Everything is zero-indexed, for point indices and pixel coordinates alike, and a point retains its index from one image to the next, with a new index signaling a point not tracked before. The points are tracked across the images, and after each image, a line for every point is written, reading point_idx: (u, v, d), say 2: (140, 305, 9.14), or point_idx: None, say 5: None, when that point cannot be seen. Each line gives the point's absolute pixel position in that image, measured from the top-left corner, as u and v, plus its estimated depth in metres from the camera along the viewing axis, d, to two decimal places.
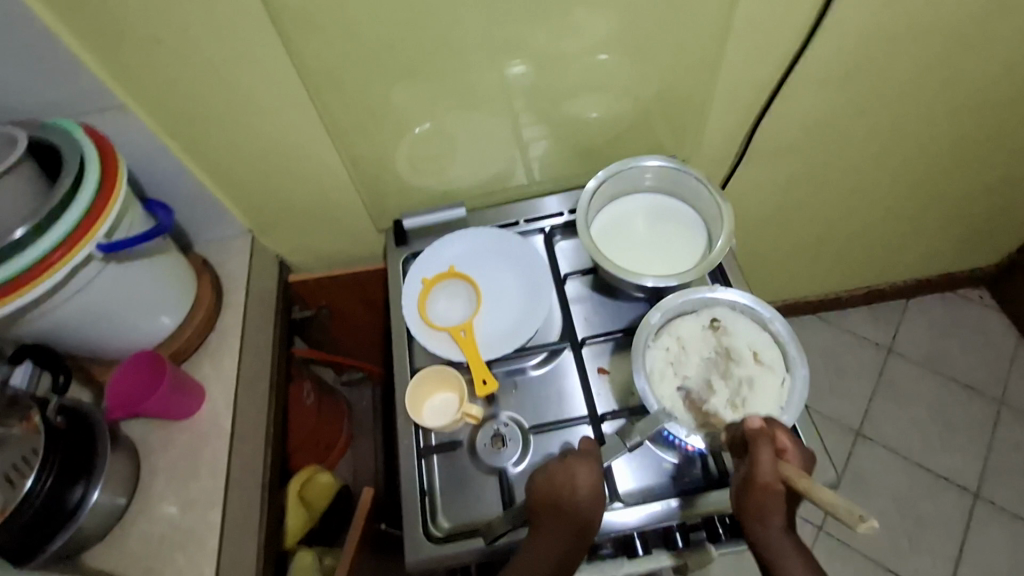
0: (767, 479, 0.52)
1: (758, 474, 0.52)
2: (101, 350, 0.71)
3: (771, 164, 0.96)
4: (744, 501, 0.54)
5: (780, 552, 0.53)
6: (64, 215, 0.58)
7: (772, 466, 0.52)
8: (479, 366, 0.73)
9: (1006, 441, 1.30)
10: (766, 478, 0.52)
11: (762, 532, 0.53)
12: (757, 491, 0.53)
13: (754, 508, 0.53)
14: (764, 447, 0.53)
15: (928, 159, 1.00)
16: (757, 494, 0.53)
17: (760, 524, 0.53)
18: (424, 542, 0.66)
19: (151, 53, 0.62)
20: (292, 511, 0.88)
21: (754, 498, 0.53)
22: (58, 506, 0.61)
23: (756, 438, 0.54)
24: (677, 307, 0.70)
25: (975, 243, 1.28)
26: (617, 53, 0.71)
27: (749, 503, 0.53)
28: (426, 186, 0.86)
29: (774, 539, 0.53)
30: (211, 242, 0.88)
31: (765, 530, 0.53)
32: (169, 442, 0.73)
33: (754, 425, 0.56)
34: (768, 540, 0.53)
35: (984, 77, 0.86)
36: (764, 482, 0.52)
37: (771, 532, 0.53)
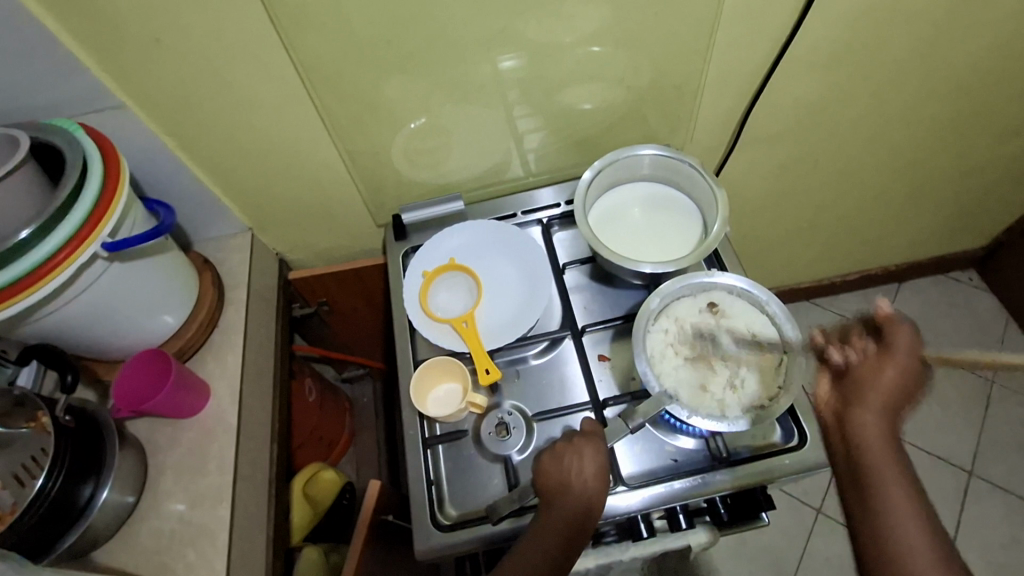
0: (894, 361, 0.53)
1: (898, 353, 0.53)
2: (105, 349, 0.72)
3: (762, 151, 0.97)
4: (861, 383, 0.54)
5: (880, 448, 0.52)
6: (68, 215, 0.58)
7: (908, 354, 0.53)
8: (481, 355, 0.74)
9: (999, 419, 1.33)
10: (895, 361, 0.53)
11: (868, 417, 0.53)
12: (887, 371, 0.53)
13: (876, 389, 0.53)
14: (900, 331, 0.54)
15: (916, 143, 1.02)
16: (891, 377, 0.53)
17: (864, 409, 0.53)
18: (433, 530, 0.67)
19: (147, 52, 0.62)
20: (297, 508, 0.90)
21: (879, 379, 0.53)
22: (69, 504, 0.61)
23: (894, 328, 0.54)
24: (675, 292, 0.71)
25: (964, 226, 1.30)
26: (609, 44, 0.72)
27: (869, 385, 0.53)
28: (424, 181, 0.87)
29: (874, 429, 0.52)
30: (211, 241, 0.88)
31: (872, 417, 0.53)
32: (175, 439, 0.74)
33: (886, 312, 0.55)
34: (867, 427, 0.53)
35: (968, 61, 0.87)
36: (900, 366, 0.53)
37: (875, 420, 0.52)
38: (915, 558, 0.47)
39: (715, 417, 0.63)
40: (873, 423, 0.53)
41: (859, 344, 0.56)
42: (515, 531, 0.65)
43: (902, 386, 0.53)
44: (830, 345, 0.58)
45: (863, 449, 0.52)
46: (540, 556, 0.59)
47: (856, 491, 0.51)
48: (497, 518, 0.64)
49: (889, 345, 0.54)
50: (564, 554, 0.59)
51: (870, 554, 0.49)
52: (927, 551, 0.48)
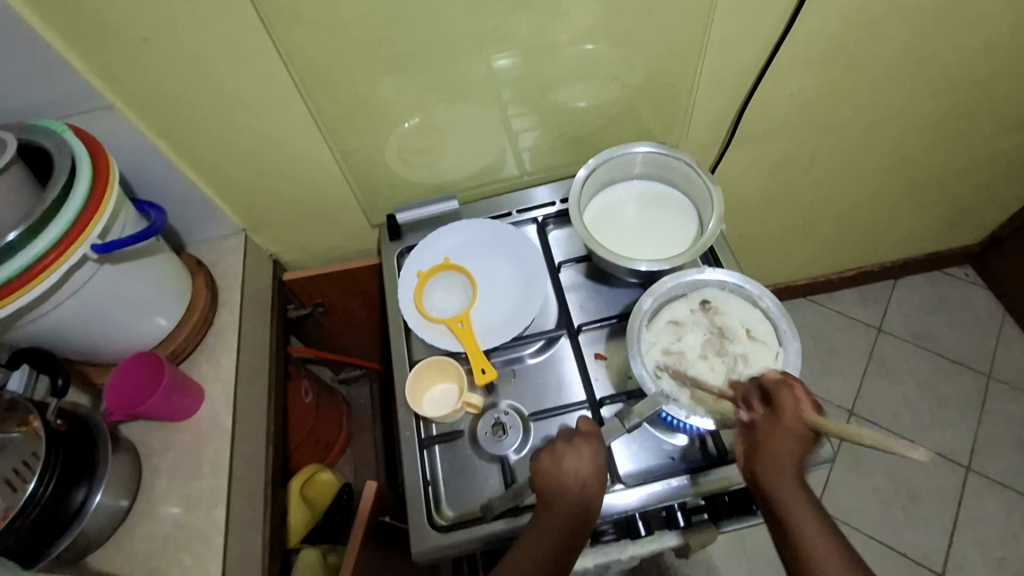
0: (784, 420, 0.56)
1: (786, 415, 0.56)
2: (98, 352, 0.71)
3: (758, 148, 0.97)
4: (760, 445, 0.56)
5: (793, 509, 0.54)
6: (58, 215, 0.58)
7: (796, 411, 0.56)
8: (477, 355, 0.73)
9: (995, 414, 1.33)
10: (788, 424, 0.55)
11: (774, 480, 0.55)
12: (780, 433, 0.55)
13: (777, 450, 0.55)
14: (786, 392, 0.57)
15: (912, 139, 1.02)
16: (786, 436, 0.55)
17: (773, 472, 0.55)
18: (430, 532, 0.66)
19: (137, 52, 0.62)
20: (294, 510, 0.89)
21: (777, 441, 0.56)
22: (62, 508, 0.61)
23: (778, 387, 0.57)
24: (669, 291, 0.71)
25: (960, 222, 1.30)
26: (603, 42, 0.72)
27: (770, 446, 0.56)
28: (418, 180, 0.86)
29: (785, 492, 0.54)
30: (204, 243, 0.88)
31: (780, 478, 0.55)
32: (169, 442, 0.73)
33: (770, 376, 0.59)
34: (777, 491, 0.55)
35: (962, 57, 0.87)
36: (791, 425, 0.55)
37: (780, 480, 0.55)
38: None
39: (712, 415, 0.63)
40: (780, 483, 0.55)
41: (757, 408, 0.59)
42: (512, 530, 0.65)
43: (799, 443, 0.55)
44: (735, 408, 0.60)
45: (778, 515, 0.54)
46: (539, 557, 0.58)
47: (786, 556, 0.53)
48: (491, 516, 0.65)
49: (778, 408, 0.56)
50: (563, 554, 0.59)
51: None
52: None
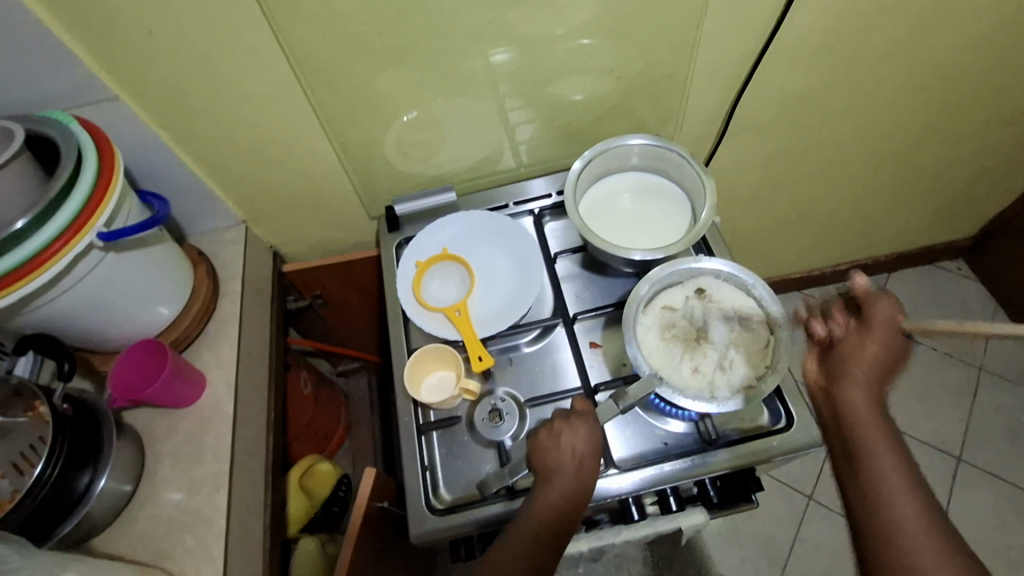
0: (873, 335, 0.57)
1: (879, 328, 0.57)
2: (102, 340, 0.73)
3: (751, 142, 0.98)
4: (846, 356, 0.58)
5: (867, 417, 0.56)
6: (65, 205, 0.59)
7: (887, 331, 0.57)
8: (474, 343, 0.75)
9: (986, 406, 1.35)
10: (879, 337, 0.57)
11: (856, 391, 0.56)
12: (869, 347, 0.57)
13: (861, 362, 0.57)
14: (882, 308, 0.58)
15: (904, 133, 1.04)
16: (874, 352, 0.57)
17: (855, 386, 0.56)
18: (428, 515, 0.68)
19: (141, 43, 0.63)
20: (293, 499, 0.91)
21: (863, 354, 0.57)
22: (68, 491, 0.62)
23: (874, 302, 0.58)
24: (664, 278, 0.72)
25: (951, 216, 1.32)
26: (598, 37, 0.73)
27: (855, 358, 0.57)
28: (416, 173, 0.88)
29: (862, 403, 0.56)
30: (205, 234, 0.89)
31: (861, 388, 0.56)
32: (172, 429, 0.74)
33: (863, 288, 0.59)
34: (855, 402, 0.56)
35: (952, 52, 0.89)
36: (879, 340, 0.57)
37: (861, 390, 0.56)
38: (907, 518, 0.51)
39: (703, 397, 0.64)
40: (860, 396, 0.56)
41: (843, 320, 0.60)
42: (508, 513, 0.66)
43: (884, 360, 0.57)
44: (813, 319, 0.62)
45: (850, 421, 0.56)
46: (539, 530, 0.60)
47: (852, 461, 0.55)
48: (485, 493, 0.65)
49: (873, 321, 0.57)
50: (560, 526, 0.60)
51: (867, 519, 0.52)
52: (915, 513, 0.51)
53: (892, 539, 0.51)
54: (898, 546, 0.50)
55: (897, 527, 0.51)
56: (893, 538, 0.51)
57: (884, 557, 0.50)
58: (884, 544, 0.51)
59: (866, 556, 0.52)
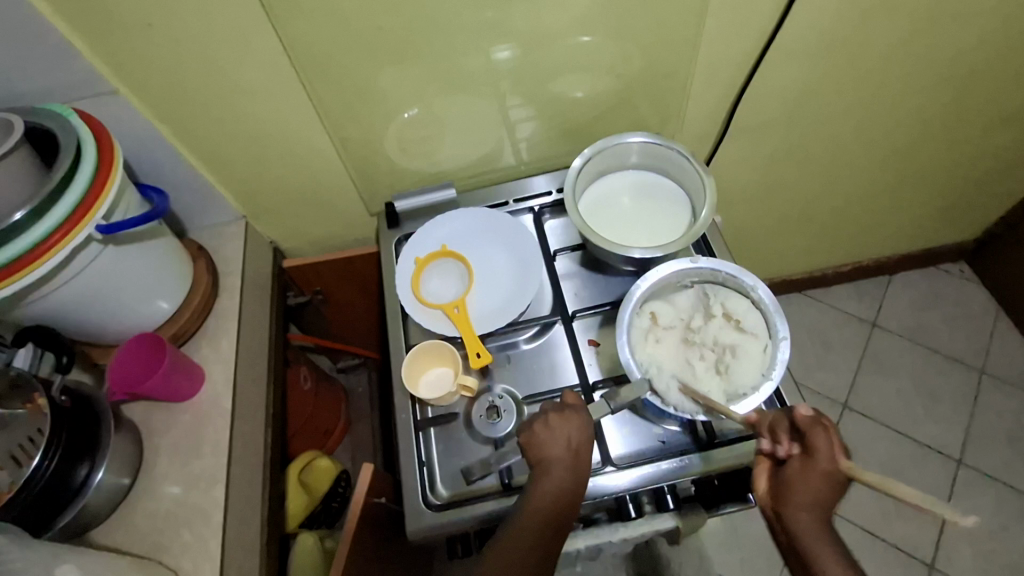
0: (818, 460, 0.54)
1: (818, 459, 0.54)
2: (101, 333, 0.73)
3: (753, 141, 0.98)
4: (789, 484, 0.55)
5: (818, 548, 0.52)
6: (63, 197, 0.59)
7: (833, 457, 0.54)
8: (472, 340, 0.75)
9: (988, 409, 1.34)
10: (819, 466, 0.53)
11: (798, 516, 0.54)
12: (811, 476, 0.54)
13: (804, 491, 0.54)
14: (820, 437, 0.54)
15: (906, 133, 1.03)
16: (813, 484, 0.54)
17: (802, 515, 0.53)
18: (425, 511, 0.68)
19: (141, 38, 0.63)
20: (292, 495, 0.92)
21: (808, 485, 0.54)
22: (65, 483, 0.62)
23: (812, 429, 0.55)
24: (663, 278, 0.72)
25: (954, 217, 1.31)
26: (599, 35, 0.73)
27: (797, 486, 0.54)
28: (417, 170, 0.88)
29: (810, 534, 0.53)
30: (205, 229, 0.89)
31: (807, 517, 0.53)
32: (170, 422, 0.75)
33: (804, 416, 0.56)
34: (800, 526, 0.53)
35: (956, 51, 0.88)
36: (823, 468, 0.53)
37: (807, 519, 0.53)
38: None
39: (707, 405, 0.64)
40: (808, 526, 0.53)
41: (788, 446, 0.57)
42: (506, 509, 0.66)
43: (832, 485, 0.54)
44: (760, 434, 0.59)
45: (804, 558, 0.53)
46: (541, 525, 0.60)
47: None
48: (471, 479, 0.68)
49: (812, 449, 0.54)
50: (560, 517, 0.60)
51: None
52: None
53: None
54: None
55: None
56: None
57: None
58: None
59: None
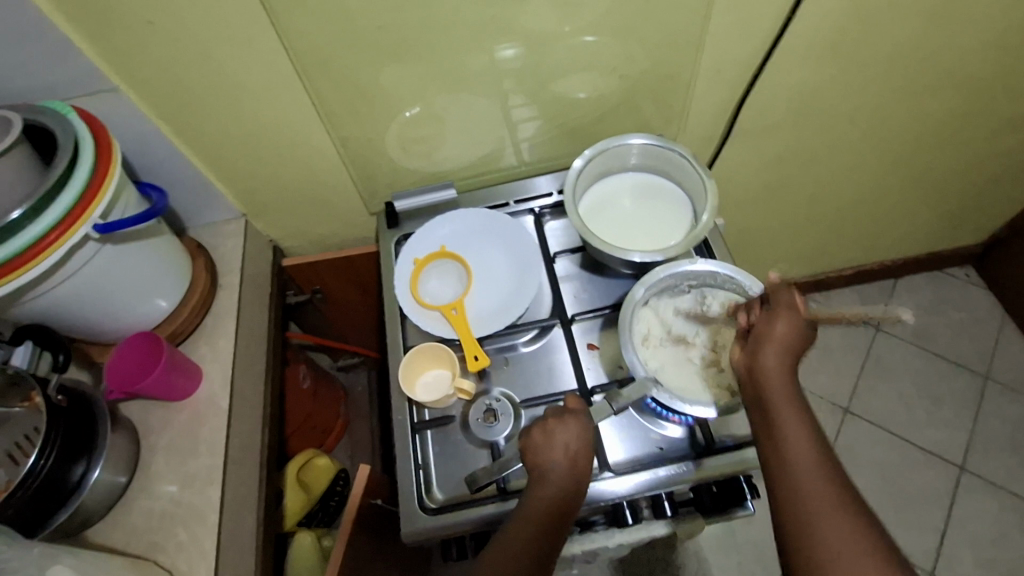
0: (784, 311, 0.59)
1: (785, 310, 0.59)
2: (99, 332, 0.73)
3: (757, 143, 0.97)
4: (761, 338, 0.58)
5: (785, 398, 0.55)
6: (59, 196, 0.58)
7: (795, 315, 0.59)
8: (470, 342, 0.74)
9: (991, 415, 1.33)
10: (785, 316, 0.59)
11: (770, 364, 0.57)
12: (779, 330, 0.58)
13: (774, 341, 0.58)
14: (784, 293, 0.60)
15: (914, 136, 1.02)
16: (783, 331, 0.58)
17: (766, 356, 0.57)
18: (419, 514, 0.67)
19: (142, 35, 0.63)
20: (291, 492, 0.91)
21: (777, 333, 0.58)
22: (62, 481, 0.62)
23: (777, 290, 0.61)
24: (662, 281, 0.71)
25: (961, 221, 1.30)
26: (603, 34, 0.72)
27: (767, 337, 0.58)
28: (417, 169, 0.87)
29: (774, 377, 0.56)
30: (205, 227, 0.89)
31: (778, 365, 0.57)
32: (168, 421, 0.74)
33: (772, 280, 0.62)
34: (771, 373, 0.57)
35: (966, 54, 0.87)
36: (789, 321, 0.58)
37: (777, 369, 0.57)
38: (815, 493, 0.50)
39: (714, 404, 0.63)
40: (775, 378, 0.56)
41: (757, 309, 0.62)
42: (501, 514, 0.66)
43: (795, 340, 0.58)
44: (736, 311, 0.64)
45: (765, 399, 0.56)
46: (536, 532, 0.59)
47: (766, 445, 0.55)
48: (476, 488, 0.65)
49: (778, 305, 0.60)
50: (556, 523, 0.60)
51: (782, 498, 0.51)
52: (823, 491, 0.50)
53: (804, 514, 0.50)
54: (810, 520, 0.49)
55: (809, 503, 0.50)
56: (804, 514, 0.49)
57: (800, 540, 0.49)
58: (802, 528, 0.49)
59: (788, 539, 0.50)
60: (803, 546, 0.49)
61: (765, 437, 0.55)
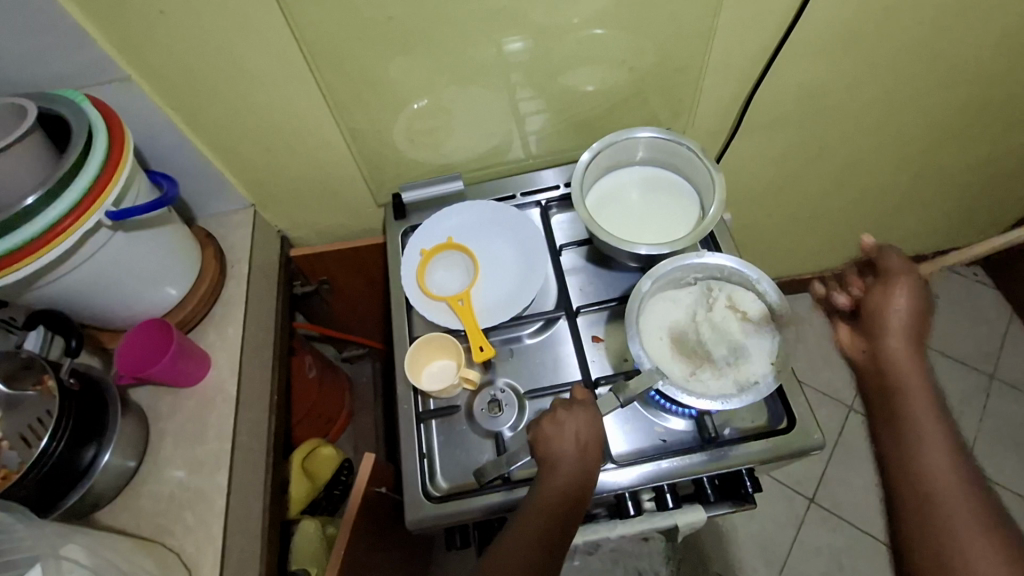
0: (897, 287, 0.54)
1: (900, 278, 0.54)
2: (110, 318, 0.74)
3: (765, 138, 0.96)
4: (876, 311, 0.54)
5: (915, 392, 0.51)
6: (73, 182, 0.59)
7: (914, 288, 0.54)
8: (476, 332, 0.75)
9: (997, 414, 1.33)
10: (902, 286, 0.54)
11: (895, 350, 0.53)
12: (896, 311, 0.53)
13: (891, 312, 0.54)
14: (893, 258, 0.55)
15: (924, 133, 1.01)
16: (902, 303, 0.54)
17: (884, 334, 0.54)
18: (423, 502, 0.68)
19: (153, 24, 0.63)
20: (296, 481, 0.93)
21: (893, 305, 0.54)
22: (73, 464, 0.63)
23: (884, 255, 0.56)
24: (669, 273, 0.71)
25: (970, 219, 1.29)
26: (611, 26, 0.72)
27: (884, 309, 0.54)
28: (425, 161, 0.87)
29: (901, 355, 0.53)
30: (213, 216, 0.90)
31: (901, 339, 0.53)
32: (176, 407, 0.75)
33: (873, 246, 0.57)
34: (898, 361, 0.53)
35: (978, 49, 0.86)
36: (906, 289, 0.54)
37: (900, 343, 0.53)
38: (946, 487, 0.48)
39: (719, 395, 0.63)
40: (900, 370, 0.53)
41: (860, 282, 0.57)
42: (507, 503, 0.67)
43: (916, 308, 0.54)
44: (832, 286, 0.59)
45: (890, 382, 0.53)
46: (547, 518, 0.60)
47: (890, 432, 0.52)
48: (485, 481, 0.66)
49: (890, 273, 0.55)
50: (570, 511, 0.60)
51: (907, 492, 0.49)
52: (959, 489, 0.48)
53: (933, 510, 0.47)
54: (937, 517, 0.47)
55: (937, 497, 0.47)
56: (931, 509, 0.47)
57: (926, 538, 0.47)
58: (924, 519, 0.47)
59: (903, 526, 0.49)
60: (930, 545, 0.46)
61: (890, 426, 0.52)
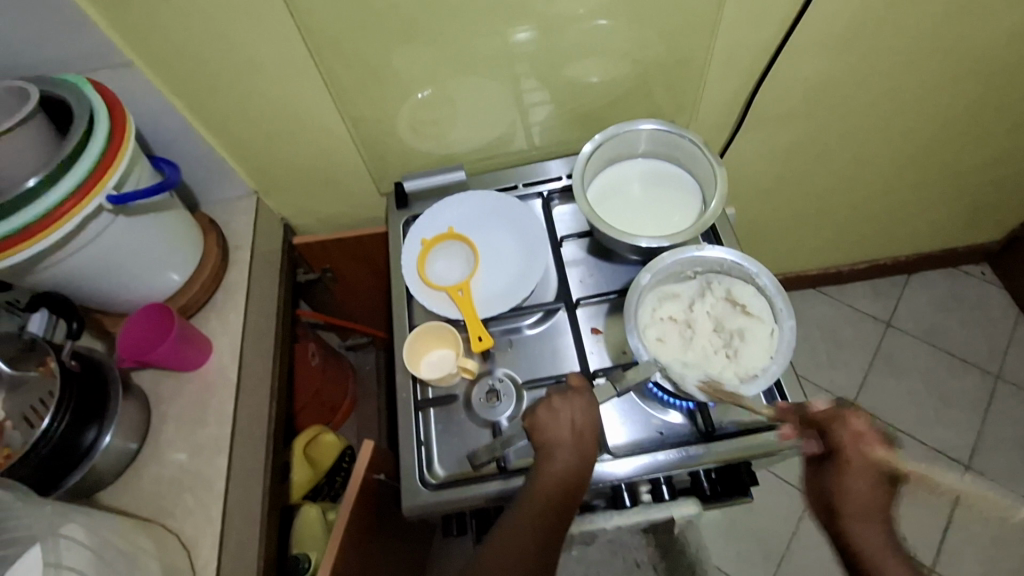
0: (851, 469, 0.58)
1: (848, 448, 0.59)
2: (112, 302, 0.75)
3: (771, 132, 0.95)
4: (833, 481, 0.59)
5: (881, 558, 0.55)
6: (74, 166, 0.60)
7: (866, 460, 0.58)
8: (475, 323, 0.75)
9: (1001, 415, 1.32)
10: (851, 455, 0.59)
11: (856, 523, 0.57)
12: (858, 481, 0.58)
13: (848, 480, 0.58)
14: (842, 424, 0.60)
15: (934, 129, 0.99)
16: (855, 474, 0.58)
17: (841, 502, 0.58)
18: (420, 488, 0.68)
19: (154, 11, 0.63)
20: (297, 467, 0.93)
21: (847, 477, 0.58)
22: (74, 446, 0.64)
23: (835, 420, 0.61)
24: (668, 267, 0.71)
25: (979, 218, 1.27)
26: (616, 17, 0.71)
27: (840, 479, 0.59)
28: (427, 151, 0.87)
29: (859, 524, 0.57)
30: (217, 203, 0.90)
31: (859, 508, 0.57)
32: (178, 391, 0.76)
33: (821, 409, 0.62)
34: (858, 528, 0.57)
35: (991, 45, 0.84)
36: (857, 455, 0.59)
37: (856, 511, 0.57)
38: None
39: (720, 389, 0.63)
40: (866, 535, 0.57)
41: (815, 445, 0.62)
42: (505, 492, 0.67)
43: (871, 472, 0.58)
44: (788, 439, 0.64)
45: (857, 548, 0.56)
46: (547, 507, 0.60)
47: None
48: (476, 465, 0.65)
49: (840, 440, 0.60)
50: (569, 495, 0.61)
51: None
52: None
53: None
54: None
55: None
56: None
57: None
58: None
59: None
60: None
61: None
